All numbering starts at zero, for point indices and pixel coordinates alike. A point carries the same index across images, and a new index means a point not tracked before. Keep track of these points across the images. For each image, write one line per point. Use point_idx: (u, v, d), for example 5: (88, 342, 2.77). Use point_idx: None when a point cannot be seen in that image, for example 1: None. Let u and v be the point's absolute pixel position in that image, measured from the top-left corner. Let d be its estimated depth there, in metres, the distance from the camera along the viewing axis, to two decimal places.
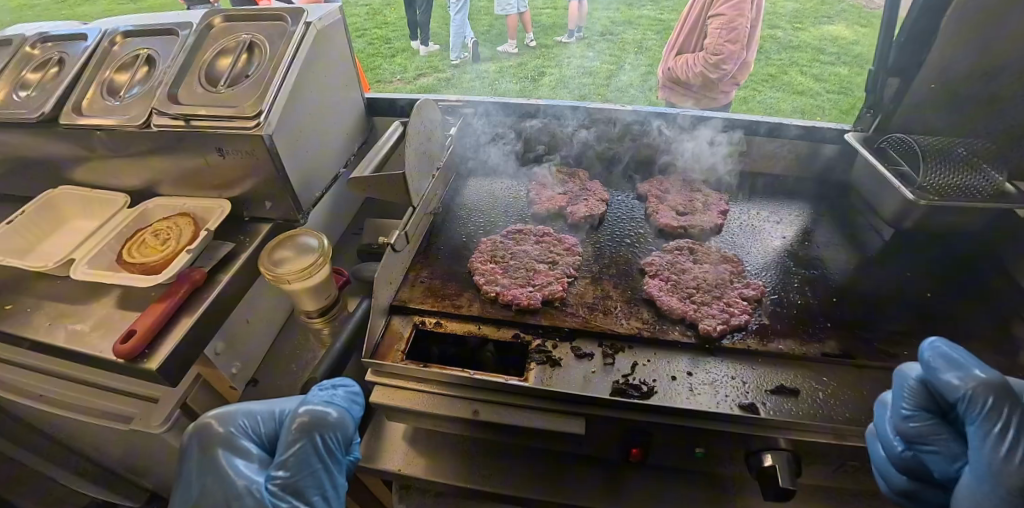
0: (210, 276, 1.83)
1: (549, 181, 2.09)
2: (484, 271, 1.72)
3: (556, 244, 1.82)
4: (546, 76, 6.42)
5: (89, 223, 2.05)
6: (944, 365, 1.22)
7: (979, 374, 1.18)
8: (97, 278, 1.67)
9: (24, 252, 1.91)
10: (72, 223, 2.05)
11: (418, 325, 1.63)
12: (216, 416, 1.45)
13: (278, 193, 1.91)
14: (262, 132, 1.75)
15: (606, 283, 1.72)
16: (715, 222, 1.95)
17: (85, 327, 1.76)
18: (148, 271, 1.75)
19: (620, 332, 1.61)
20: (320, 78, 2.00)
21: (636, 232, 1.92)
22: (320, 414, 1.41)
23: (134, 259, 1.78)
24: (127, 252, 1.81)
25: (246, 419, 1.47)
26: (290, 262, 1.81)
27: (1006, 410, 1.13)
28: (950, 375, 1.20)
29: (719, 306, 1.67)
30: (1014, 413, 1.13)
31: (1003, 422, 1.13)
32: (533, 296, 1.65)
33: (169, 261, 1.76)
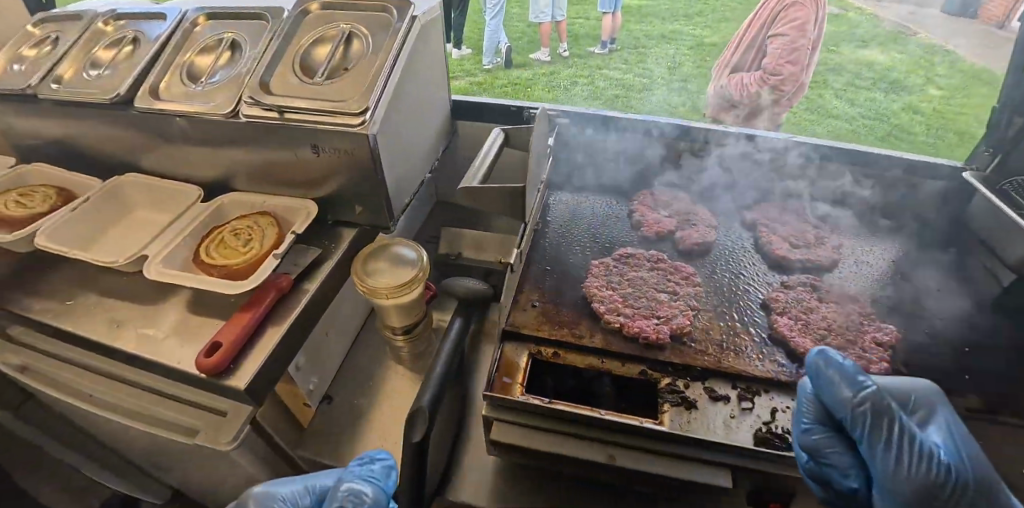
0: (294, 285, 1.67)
1: (653, 203, 1.97)
2: (604, 298, 1.60)
3: (675, 272, 1.70)
4: (580, 86, 6.32)
5: (156, 215, 1.89)
6: (834, 377, 1.25)
7: (870, 388, 1.22)
8: (180, 281, 1.51)
9: (89, 245, 1.74)
10: (138, 214, 1.89)
11: (535, 354, 1.49)
12: (255, 494, 1.40)
13: (371, 197, 1.77)
14: (368, 131, 1.60)
15: (732, 319, 1.61)
16: (832, 257, 1.84)
17: (157, 332, 1.60)
18: (232, 276, 1.60)
19: (756, 374, 1.48)
20: (419, 76, 1.85)
21: (751, 263, 1.81)
22: (358, 493, 1.35)
23: (215, 261, 1.62)
24: (205, 252, 1.66)
25: (286, 491, 1.42)
26: (384, 276, 1.65)
27: (886, 423, 1.18)
28: (841, 388, 1.23)
29: (856, 351, 1.55)
30: (892, 424, 1.17)
31: (882, 433, 1.17)
32: (660, 329, 1.53)
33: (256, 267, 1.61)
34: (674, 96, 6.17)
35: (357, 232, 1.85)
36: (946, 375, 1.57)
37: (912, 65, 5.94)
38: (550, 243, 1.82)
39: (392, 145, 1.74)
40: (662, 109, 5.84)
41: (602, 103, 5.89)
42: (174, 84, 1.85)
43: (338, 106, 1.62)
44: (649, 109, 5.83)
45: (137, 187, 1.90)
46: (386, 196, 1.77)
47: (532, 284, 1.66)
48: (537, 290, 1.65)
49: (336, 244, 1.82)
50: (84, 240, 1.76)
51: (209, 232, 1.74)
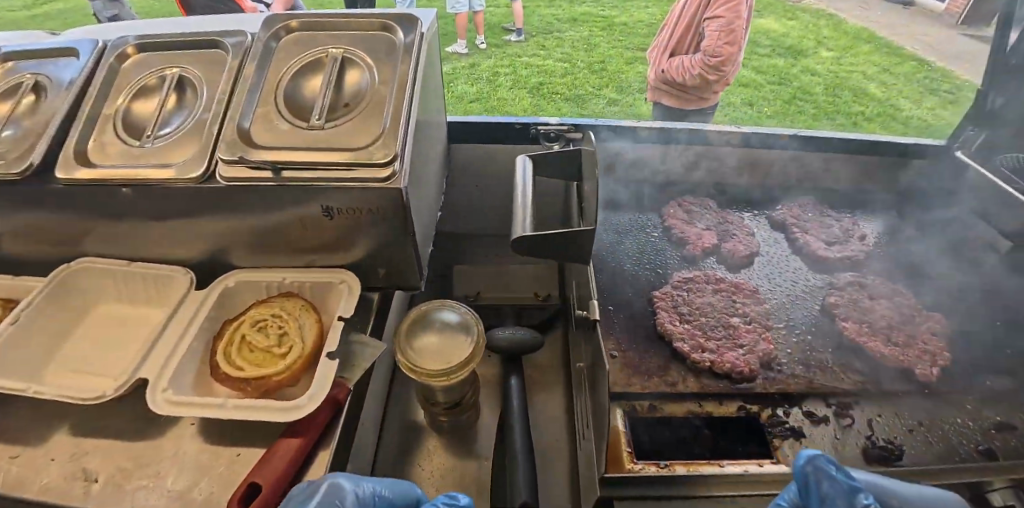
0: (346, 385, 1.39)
1: (685, 216, 1.87)
2: (682, 335, 1.47)
3: (738, 291, 1.62)
4: (506, 77, 6.12)
5: (128, 308, 1.60)
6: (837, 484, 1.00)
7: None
8: (206, 412, 1.24)
9: (48, 364, 1.44)
10: (103, 311, 1.60)
11: (630, 412, 1.35)
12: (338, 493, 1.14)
13: (399, 255, 1.50)
14: (399, 185, 1.33)
15: (804, 333, 1.56)
16: (863, 249, 1.86)
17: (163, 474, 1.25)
18: (270, 389, 1.32)
19: (845, 389, 1.46)
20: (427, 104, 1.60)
21: (795, 267, 1.78)
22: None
23: (244, 370, 1.34)
24: (231, 357, 1.37)
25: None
26: (436, 357, 1.40)
27: None
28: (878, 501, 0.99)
29: (920, 346, 1.58)
30: None
31: None
32: (749, 360, 1.44)
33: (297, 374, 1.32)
34: (600, 78, 6.14)
35: (381, 295, 1.57)
36: (993, 354, 1.65)
37: (805, 30, 6.38)
38: (600, 276, 1.66)
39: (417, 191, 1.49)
40: (591, 94, 5.80)
41: (533, 94, 5.74)
42: (108, 135, 1.49)
43: (356, 156, 1.34)
44: (580, 95, 5.76)
45: (102, 274, 1.57)
46: (417, 252, 1.51)
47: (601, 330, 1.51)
48: (609, 335, 1.50)
49: (360, 315, 1.54)
50: (41, 356, 1.45)
51: (225, 326, 1.45)
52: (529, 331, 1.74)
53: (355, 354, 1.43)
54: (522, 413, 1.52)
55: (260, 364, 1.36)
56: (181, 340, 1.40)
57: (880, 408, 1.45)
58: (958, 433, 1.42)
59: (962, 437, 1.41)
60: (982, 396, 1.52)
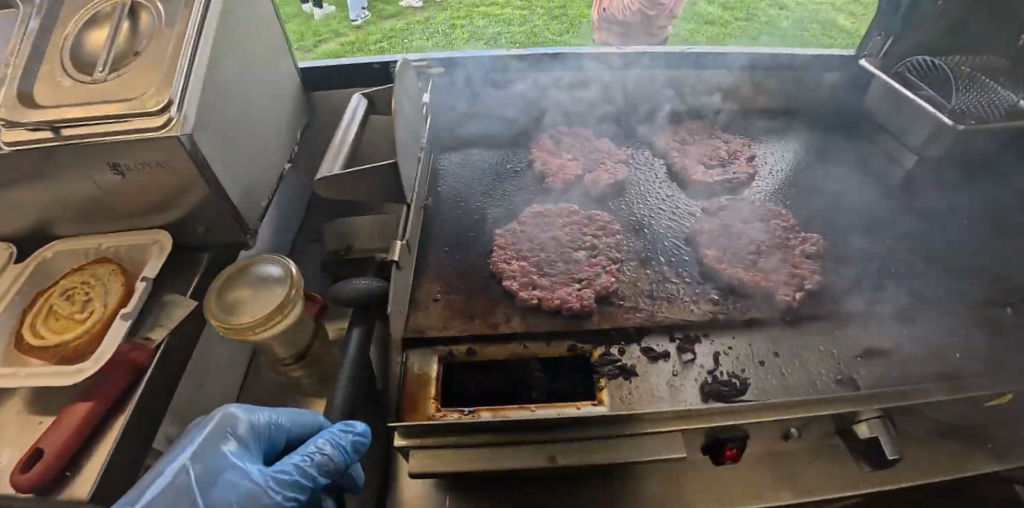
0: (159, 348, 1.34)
1: (552, 146, 1.73)
2: (515, 273, 1.38)
3: (591, 222, 1.50)
4: (461, 28, 5.84)
5: None
6: None
7: None
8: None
9: None
10: None
11: (446, 358, 1.28)
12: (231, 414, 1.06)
13: (215, 212, 1.42)
14: (178, 133, 1.24)
15: (659, 263, 1.44)
16: (748, 171, 1.71)
17: None
18: (68, 355, 1.26)
19: (693, 320, 1.34)
20: (241, 48, 1.47)
21: (668, 194, 1.63)
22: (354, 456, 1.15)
23: (42, 339, 1.27)
24: (32, 328, 1.30)
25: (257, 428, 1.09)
26: (244, 306, 1.34)
27: None
28: None
29: (788, 269, 1.45)
30: None
31: None
32: (584, 295, 1.33)
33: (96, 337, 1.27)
34: (561, 24, 5.85)
35: (209, 256, 1.50)
36: (872, 275, 1.53)
37: None
38: (447, 219, 1.56)
39: (223, 142, 1.39)
40: (550, 41, 5.53)
41: (487, 44, 5.49)
42: None
43: (131, 105, 1.24)
44: (538, 43, 5.50)
45: None
46: (233, 207, 1.43)
47: (433, 275, 1.42)
48: (441, 280, 1.41)
49: (185, 277, 1.47)
50: None
51: (34, 298, 1.38)
52: (381, 283, 1.63)
53: (169, 317, 1.37)
54: (353, 366, 1.39)
55: (61, 332, 1.29)
56: None
57: (731, 340, 1.33)
58: (815, 361, 1.31)
59: (817, 367, 1.30)
60: (850, 320, 1.41)
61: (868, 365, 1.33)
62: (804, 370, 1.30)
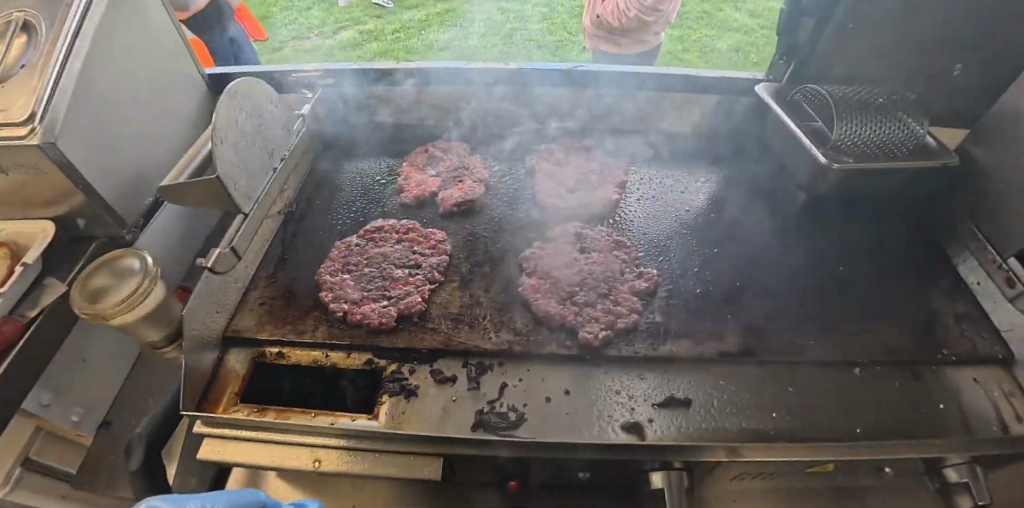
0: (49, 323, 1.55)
1: (422, 161, 1.80)
2: (333, 284, 1.47)
3: (422, 239, 1.57)
4: (479, 21, 5.89)
5: None
6: None
7: None
8: None
9: None
10: None
11: (257, 358, 1.40)
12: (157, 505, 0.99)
13: (90, 209, 1.60)
14: (36, 140, 1.41)
15: (477, 287, 1.48)
16: (608, 199, 1.70)
17: None
18: None
19: (486, 348, 1.36)
20: (122, 59, 1.64)
21: (517, 218, 1.65)
22: None
23: None
24: None
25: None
26: (103, 293, 1.53)
27: None
28: None
29: (605, 304, 1.45)
30: None
31: None
32: (386, 313, 1.40)
33: None
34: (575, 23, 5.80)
35: (94, 244, 1.68)
36: (705, 318, 1.50)
37: None
38: (301, 226, 1.67)
39: (96, 147, 1.57)
40: (558, 40, 5.51)
41: (499, 39, 5.52)
42: None
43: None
44: (547, 42, 5.50)
45: None
46: (105, 204, 1.61)
47: (270, 278, 1.54)
48: (273, 284, 1.52)
49: (70, 262, 1.66)
50: None
51: None
52: None
53: (44, 298, 1.57)
54: None
55: None
56: None
57: (525, 369, 1.33)
58: (604, 405, 1.29)
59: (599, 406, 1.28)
60: (659, 362, 1.39)
61: (665, 414, 1.28)
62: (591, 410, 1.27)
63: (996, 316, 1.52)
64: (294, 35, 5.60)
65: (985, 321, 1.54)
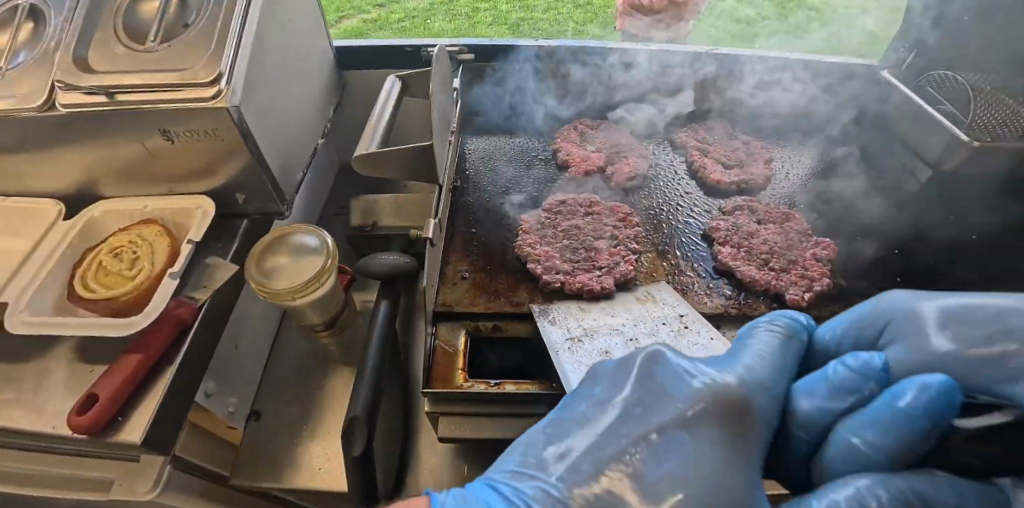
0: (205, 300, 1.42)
1: (576, 137, 1.80)
2: (540, 257, 1.46)
3: (610, 211, 1.58)
4: (485, 12, 5.84)
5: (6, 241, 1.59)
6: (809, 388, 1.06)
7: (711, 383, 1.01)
8: (48, 331, 1.26)
9: None
10: None
11: (472, 331, 1.35)
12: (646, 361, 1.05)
13: (255, 182, 1.49)
14: (224, 104, 1.30)
15: (675, 257, 1.51)
16: (765, 173, 1.76)
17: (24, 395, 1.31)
18: (117, 310, 1.34)
19: (707, 313, 1.40)
20: (282, 23, 1.54)
21: (686, 191, 1.69)
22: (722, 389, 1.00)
23: (93, 293, 1.36)
24: (83, 282, 1.39)
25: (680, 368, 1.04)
26: (281, 275, 1.42)
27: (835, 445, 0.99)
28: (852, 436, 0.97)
29: (799, 270, 1.51)
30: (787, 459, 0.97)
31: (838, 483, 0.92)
32: (605, 281, 1.41)
33: (144, 294, 1.35)
34: (584, 14, 5.86)
35: (247, 222, 1.58)
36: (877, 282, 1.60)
37: None
38: (472, 202, 1.63)
39: (266, 116, 1.47)
40: (572, 31, 5.55)
41: (511, 31, 5.51)
42: None
43: (181, 75, 1.31)
44: (560, 32, 5.53)
45: None
46: (271, 177, 1.51)
47: (459, 253, 1.49)
48: (466, 259, 1.48)
49: (224, 242, 1.54)
50: None
51: (84, 255, 1.46)
52: (406, 260, 1.71)
53: (209, 279, 1.44)
54: (381, 339, 1.52)
55: (110, 287, 1.38)
56: (39, 267, 1.39)
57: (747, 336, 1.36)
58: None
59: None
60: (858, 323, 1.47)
61: None
62: None
63: None
64: None
65: None
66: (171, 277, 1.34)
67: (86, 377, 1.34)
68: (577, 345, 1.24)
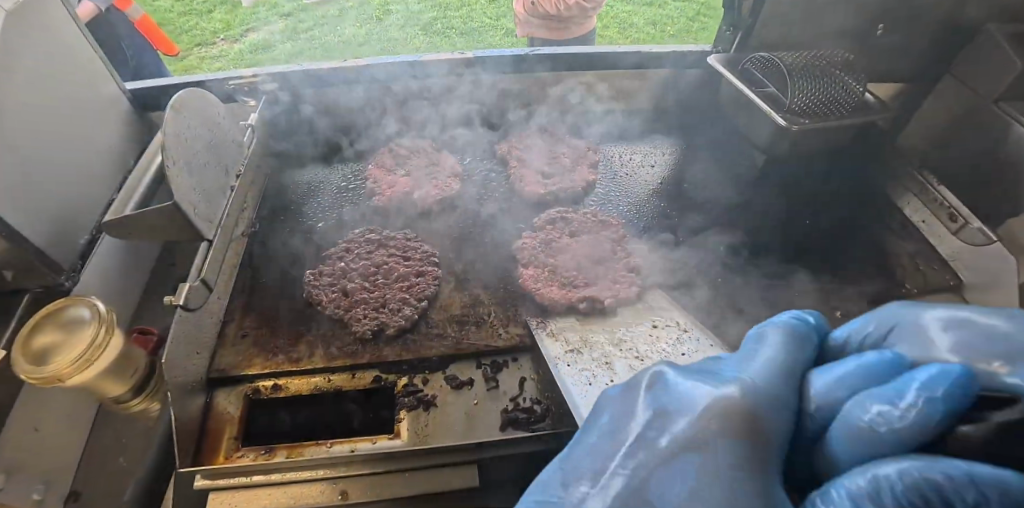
0: None
1: (389, 161, 1.71)
2: (321, 286, 1.41)
3: (405, 238, 1.51)
4: (399, 14, 5.67)
5: None
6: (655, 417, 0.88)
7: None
8: None
9: None
10: None
11: (251, 395, 1.28)
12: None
13: (16, 257, 1.38)
14: None
15: (475, 285, 1.44)
16: (586, 180, 1.70)
17: None
18: None
19: (500, 347, 1.33)
20: (30, 80, 1.43)
21: (501, 209, 1.63)
22: None
23: None
24: None
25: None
26: (56, 353, 1.35)
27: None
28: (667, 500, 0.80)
29: (604, 282, 1.43)
30: None
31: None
32: (371, 315, 1.34)
33: None
34: (498, 9, 5.75)
35: (28, 297, 1.47)
36: (699, 286, 1.55)
37: None
38: (269, 248, 1.55)
39: (18, 188, 1.37)
40: (483, 28, 5.44)
41: (424, 33, 5.35)
42: None
43: None
44: (474, 29, 5.42)
45: None
46: (35, 248, 1.40)
47: (245, 307, 1.42)
48: (251, 314, 1.40)
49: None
50: None
51: None
52: None
53: None
54: None
55: None
56: None
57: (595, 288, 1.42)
58: (630, 345, 1.23)
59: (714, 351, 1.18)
60: None
61: None
62: (619, 343, 1.24)
63: (945, 249, 1.63)
64: (195, 40, 5.11)
65: (935, 254, 1.66)
66: None
67: None
68: (576, 355, 1.21)
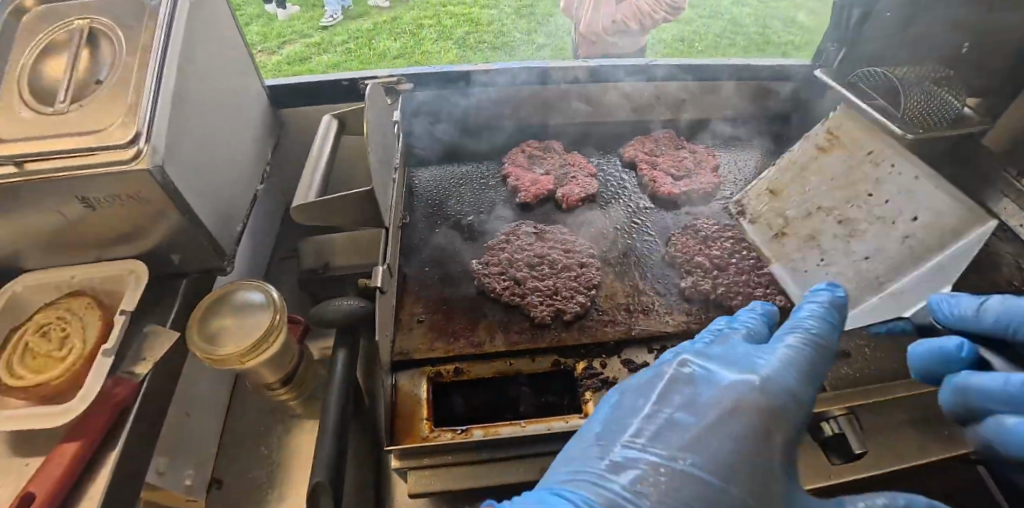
0: (144, 382, 1.33)
1: (524, 161, 1.79)
2: (490, 277, 1.46)
3: (560, 233, 1.58)
4: (433, 29, 5.79)
5: None
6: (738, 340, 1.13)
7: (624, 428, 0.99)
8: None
9: None
10: None
11: (434, 379, 1.31)
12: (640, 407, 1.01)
13: (190, 242, 1.41)
14: (148, 164, 1.22)
15: (633, 276, 1.51)
16: (713, 182, 1.79)
17: None
18: (53, 395, 1.26)
19: (671, 332, 1.39)
20: (203, 71, 1.47)
21: (638, 207, 1.71)
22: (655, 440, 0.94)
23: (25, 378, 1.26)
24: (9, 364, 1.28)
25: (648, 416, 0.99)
26: (228, 336, 1.36)
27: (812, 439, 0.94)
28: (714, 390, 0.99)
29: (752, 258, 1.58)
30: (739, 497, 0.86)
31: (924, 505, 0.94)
32: (546, 304, 1.40)
33: (79, 378, 1.27)
34: (528, 24, 5.90)
35: (188, 282, 1.49)
36: None
37: None
38: (423, 240, 1.60)
39: (196, 172, 1.40)
40: (516, 41, 5.57)
41: (459, 48, 5.47)
42: None
43: (97, 138, 1.22)
44: (507, 44, 5.55)
45: None
46: (208, 234, 1.43)
47: (413, 295, 1.46)
48: (420, 301, 1.45)
49: (164, 306, 1.45)
50: None
51: (8, 338, 1.36)
52: (364, 304, 1.64)
53: (156, 350, 1.35)
54: (342, 388, 1.47)
55: (41, 370, 1.29)
56: None
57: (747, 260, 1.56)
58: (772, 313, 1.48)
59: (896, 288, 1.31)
60: None
61: None
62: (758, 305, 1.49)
63: None
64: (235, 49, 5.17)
65: None
66: (107, 355, 1.25)
67: (22, 473, 1.25)
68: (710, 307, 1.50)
